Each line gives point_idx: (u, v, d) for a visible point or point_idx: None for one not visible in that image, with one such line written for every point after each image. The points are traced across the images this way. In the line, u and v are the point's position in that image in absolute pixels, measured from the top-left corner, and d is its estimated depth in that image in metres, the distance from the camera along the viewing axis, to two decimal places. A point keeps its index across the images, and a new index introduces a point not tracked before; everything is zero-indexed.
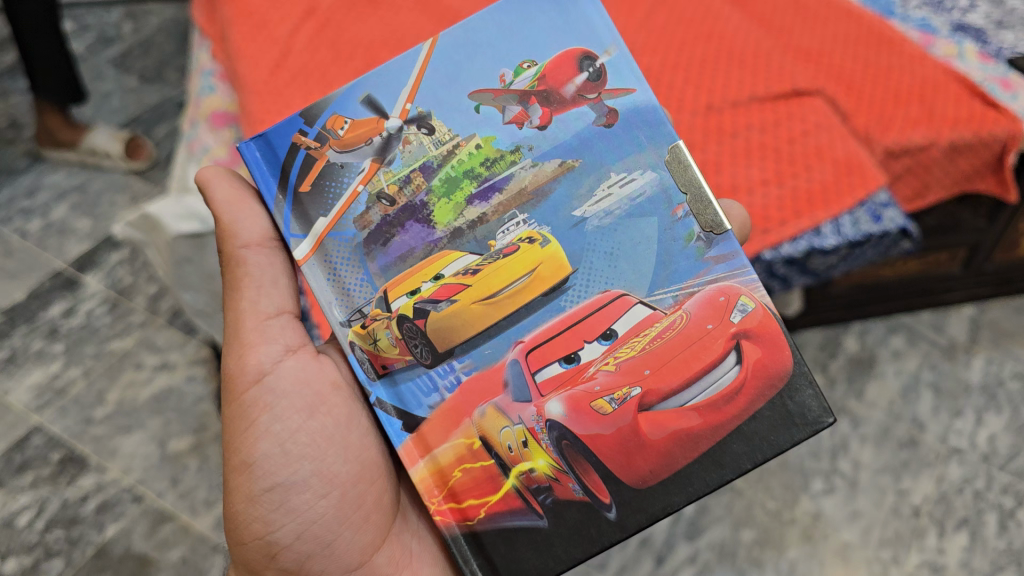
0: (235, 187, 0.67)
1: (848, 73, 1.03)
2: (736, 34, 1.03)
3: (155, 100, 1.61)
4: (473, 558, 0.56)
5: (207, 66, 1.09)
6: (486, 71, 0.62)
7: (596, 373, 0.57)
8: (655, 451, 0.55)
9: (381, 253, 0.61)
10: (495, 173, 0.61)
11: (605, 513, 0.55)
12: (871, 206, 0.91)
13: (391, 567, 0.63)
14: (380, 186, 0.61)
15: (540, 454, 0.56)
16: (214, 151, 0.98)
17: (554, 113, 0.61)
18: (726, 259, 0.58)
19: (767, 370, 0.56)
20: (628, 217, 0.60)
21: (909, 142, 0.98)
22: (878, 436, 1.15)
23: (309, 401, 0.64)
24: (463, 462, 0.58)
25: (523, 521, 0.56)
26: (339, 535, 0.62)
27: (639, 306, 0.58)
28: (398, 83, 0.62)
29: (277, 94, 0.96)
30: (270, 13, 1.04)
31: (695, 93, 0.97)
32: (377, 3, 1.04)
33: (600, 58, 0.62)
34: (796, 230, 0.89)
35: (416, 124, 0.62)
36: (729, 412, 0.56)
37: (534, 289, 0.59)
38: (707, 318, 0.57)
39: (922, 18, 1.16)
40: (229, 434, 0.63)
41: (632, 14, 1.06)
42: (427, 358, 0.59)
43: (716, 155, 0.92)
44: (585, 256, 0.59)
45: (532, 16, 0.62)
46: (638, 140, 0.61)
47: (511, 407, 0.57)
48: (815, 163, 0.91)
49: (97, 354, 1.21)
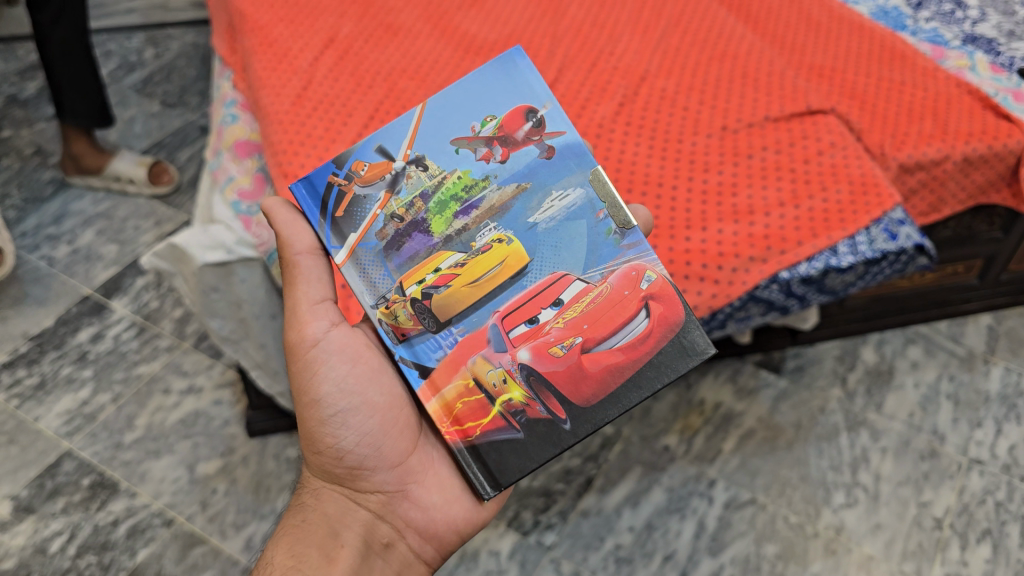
0: (288, 210, 0.71)
1: (858, 86, 1.13)
2: (749, 54, 1.06)
3: (176, 125, 1.62)
4: (473, 463, 0.61)
5: (228, 95, 1.10)
6: (459, 122, 0.68)
7: (551, 328, 0.62)
8: (595, 379, 0.60)
9: (395, 254, 0.66)
10: (472, 195, 0.66)
11: (562, 425, 0.60)
12: (888, 222, 0.89)
13: (419, 467, 0.69)
14: (392, 208, 0.67)
15: (515, 386, 0.61)
16: (238, 180, 0.98)
17: (511, 151, 0.67)
18: (634, 245, 0.63)
19: (666, 321, 0.61)
20: (565, 220, 0.64)
21: (923, 157, 1.04)
22: (898, 448, 1.16)
23: (354, 352, 0.70)
24: (463, 396, 0.63)
25: (505, 435, 0.61)
26: (383, 444, 0.69)
27: (576, 282, 0.63)
28: (400, 133, 0.68)
29: (299, 123, 0.96)
30: (292, 44, 1.06)
31: (709, 112, 0.99)
32: (395, 32, 1.09)
33: (540, 110, 0.67)
34: (813, 250, 0.86)
35: (415, 165, 0.67)
36: (643, 350, 0.61)
37: (501, 277, 0.64)
38: (624, 285, 0.62)
39: (933, 30, 1.28)
40: (296, 380, 0.70)
41: (646, 37, 1.09)
42: (432, 326, 0.64)
43: (733, 177, 0.92)
44: (535, 249, 0.64)
45: (490, 82, 0.69)
46: (568, 166, 0.66)
47: (494, 355, 0.62)
48: (831, 184, 0.90)
49: (125, 379, 1.22)
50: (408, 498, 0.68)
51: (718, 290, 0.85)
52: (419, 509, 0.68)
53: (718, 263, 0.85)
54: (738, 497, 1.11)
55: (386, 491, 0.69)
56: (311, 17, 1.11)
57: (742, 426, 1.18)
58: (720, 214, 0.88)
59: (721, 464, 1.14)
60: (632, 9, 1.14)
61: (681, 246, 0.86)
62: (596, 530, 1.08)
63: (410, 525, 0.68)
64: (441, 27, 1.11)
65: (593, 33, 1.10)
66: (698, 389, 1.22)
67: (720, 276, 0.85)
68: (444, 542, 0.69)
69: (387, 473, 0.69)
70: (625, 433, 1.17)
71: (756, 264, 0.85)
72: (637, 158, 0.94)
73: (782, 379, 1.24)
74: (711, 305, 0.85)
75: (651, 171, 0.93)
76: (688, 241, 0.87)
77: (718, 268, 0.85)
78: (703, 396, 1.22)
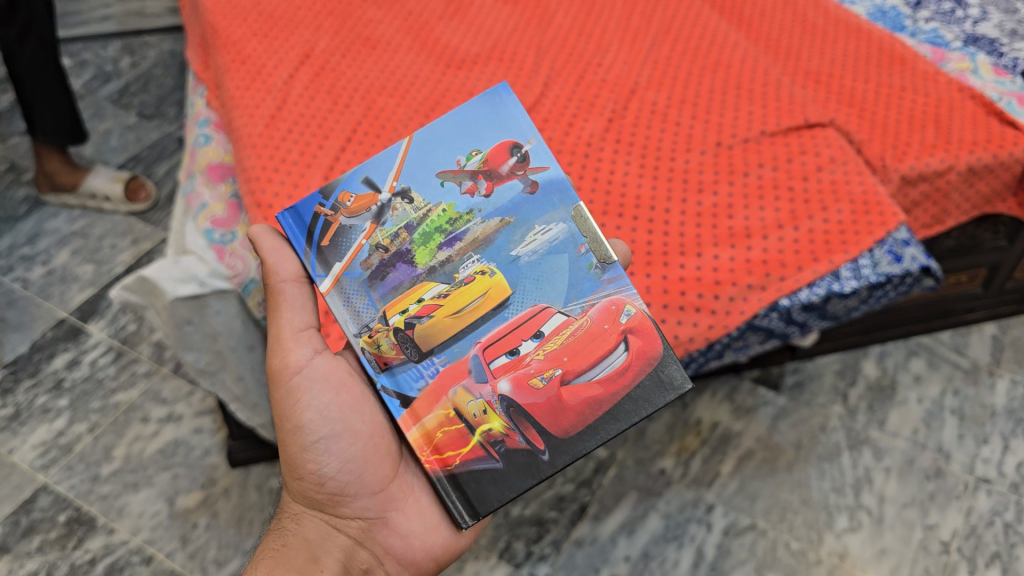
0: (275, 241, 0.69)
1: (859, 94, 1.09)
2: (742, 64, 1.02)
3: (154, 137, 1.58)
4: (452, 492, 0.62)
5: (201, 114, 1.06)
6: (445, 155, 0.69)
7: (531, 360, 0.62)
8: (573, 411, 0.61)
9: (379, 283, 0.66)
10: (456, 228, 0.67)
11: (540, 456, 0.60)
12: (892, 243, 0.84)
13: (400, 494, 0.68)
14: (378, 239, 0.67)
15: (495, 416, 0.62)
16: (212, 206, 0.94)
17: (495, 185, 0.67)
18: (614, 279, 0.64)
19: (645, 354, 0.61)
20: (547, 254, 0.65)
21: (927, 168, 1.00)
22: (902, 467, 1.13)
23: (338, 379, 0.69)
24: (443, 425, 0.63)
25: (484, 465, 0.61)
26: (365, 471, 0.68)
27: (557, 315, 0.63)
28: (387, 164, 0.69)
29: (272, 147, 0.91)
30: (266, 60, 1.02)
31: (702, 126, 0.94)
32: (374, 45, 1.05)
33: (525, 145, 0.68)
34: (814, 275, 0.82)
35: (401, 197, 0.68)
36: (621, 383, 0.61)
37: (483, 307, 0.64)
38: (603, 318, 0.63)
39: (933, 30, 1.24)
40: (278, 406, 0.69)
41: (635, 46, 1.05)
42: (414, 356, 0.64)
43: (729, 198, 0.87)
44: (518, 282, 0.64)
45: (476, 116, 0.70)
46: (551, 201, 0.67)
47: (475, 385, 0.63)
48: (831, 203, 0.86)
49: (102, 408, 1.17)
50: (388, 525, 0.68)
51: (715, 321, 0.80)
52: (399, 535, 0.68)
53: (715, 292, 0.81)
54: (737, 522, 1.07)
55: (367, 517, 0.68)
56: (287, 31, 1.06)
57: (741, 447, 1.14)
58: (716, 238, 0.84)
59: (719, 488, 1.10)
60: (619, 17, 1.10)
61: (676, 274, 0.81)
62: (591, 560, 1.04)
63: (389, 552, 0.68)
64: (421, 39, 1.07)
65: (580, 42, 1.06)
66: (694, 408, 1.18)
67: (717, 306, 0.80)
68: (422, 570, 0.68)
69: (368, 500, 0.68)
70: (619, 456, 1.13)
71: (754, 292, 0.81)
72: (628, 178, 0.90)
73: (781, 396, 1.20)
74: (707, 337, 0.81)
75: (643, 192, 0.89)
76: (683, 268, 0.82)
77: (714, 298, 0.81)
78: (700, 416, 1.18)
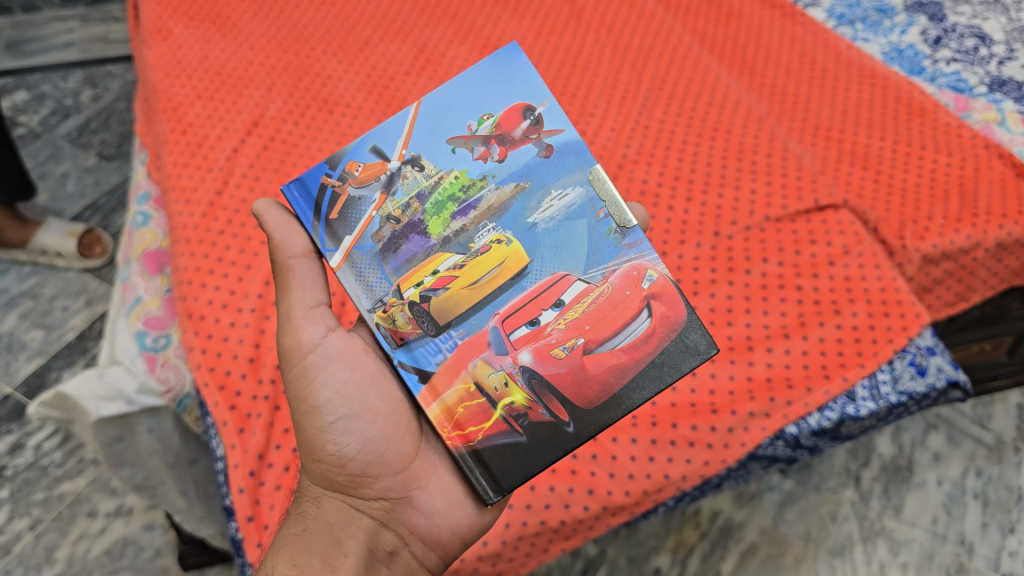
0: (281, 217, 0.62)
1: (874, 153, 0.98)
2: (743, 130, 0.91)
3: (115, 180, 1.47)
4: (475, 468, 0.53)
5: (142, 186, 0.95)
6: (454, 120, 0.59)
7: (552, 330, 0.55)
8: (598, 380, 0.54)
9: (392, 256, 0.57)
10: (470, 195, 0.58)
11: (565, 428, 0.53)
12: (914, 353, 0.74)
13: (421, 472, 0.61)
14: (388, 210, 0.58)
15: (517, 389, 0.54)
16: (148, 303, 0.84)
17: (509, 151, 0.59)
18: (635, 243, 0.56)
19: (668, 321, 0.54)
20: (565, 220, 0.57)
21: (951, 246, 0.89)
22: (920, 562, 1.03)
23: (353, 355, 0.61)
24: (464, 400, 0.55)
25: (508, 439, 0.54)
26: (387, 449, 0.60)
27: (578, 283, 0.56)
28: (397, 130, 0.59)
29: (209, 242, 0.80)
30: (210, 128, 0.91)
31: (698, 210, 0.84)
32: (330, 108, 0.94)
33: (538, 108, 0.59)
34: (825, 398, 0.71)
35: (411, 165, 0.59)
36: (645, 351, 0.54)
37: (500, 278, 0.56)
38: (624, 284, 0.55)
39: (955, 73, 1.12)
40: (291, 389, 0.61)
41: (624, 108, 0.94)
42: (431, 330, 0.56)
43: (728, 300, 0.77)
44: (535, 249, 0.56)
45: (485, 80, 0.61)
46: (566, 165, 0.58)
47: (495, 357, 0.55)
48: (845, 306, 0.76)
49: (46, 500, 1.08)
50: (411, 504, 0.61)
51: (711, 456, 0.69)
52: (424, 515, 0.61)
53: (710, 423, 0.70)
54: None
55: (390, 497, 0.60)
56: (236, 92, 0.95)
57: (743, 541, 1.04)
58: None
59: None
60: (607, 71, 0.99)
61: (666, 399, 0.71)
62: None
63: (414, 532, 0.61)
64: (385, 100, 0.95)
65: (562, 102, 0.95)
66: None
67: (713, 438, 0.69)
68: (448, 549, 0.61)
69: (390, 479, 0.60)
70: (610, 554, 1.04)
71: (756, 420, 0.70)
72: None
73: (788, 479, 1.10)
74: (703, 474, 0.69)
75: None
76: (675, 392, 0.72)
77: (710, 430, 0.70)
78: (699, 505, 1.08)
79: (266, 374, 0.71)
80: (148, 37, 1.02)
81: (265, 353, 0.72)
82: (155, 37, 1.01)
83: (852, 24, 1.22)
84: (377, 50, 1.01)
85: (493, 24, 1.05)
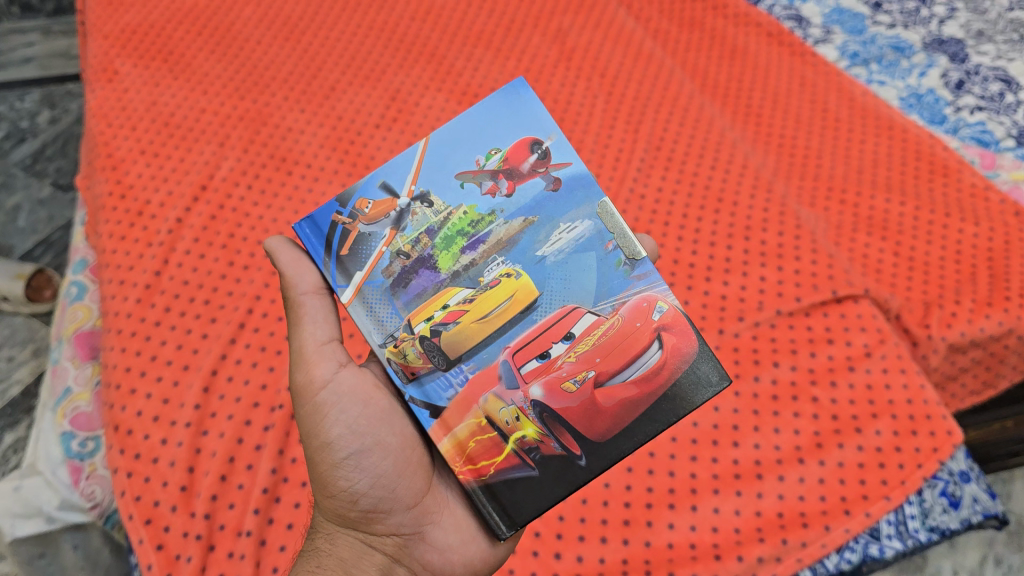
0: (292, 253, 0.56)
1: (894, 220, 0.87)
2: (750, 201, 0.81)
3: (67, 217, 1.28)
4: (488, 504, 0.48)
5: (78, 252, 0.85)
6: (461, 155, 0.52)
7: (562, 363, 0.48)
8: (609, 414, 0.48)
9: (402, 291, 0.50)
10: (479, 229, 0.50)
11: (577, 461, 0.48)
12: (947, 481, 0.65)
13: (434, 506, 0.55)
14: (398, 245, 0.51)
15: (529, 422, 0.48)
16: (76, 395, 0.74)
17: (518, 184, 0.51)
18: (645, 275, 0.49)
19: (678, 352, 0.48)
20: (574, 253, 0.50)
21: (981, 335, 0.78)
22: None
23: (365, 388, 0.54)
24: (476, 434, 0.48)
25: (521, 472, 0.48)
26: (400, 484, 0.53)
27: (588, 316, 0.49)
28: (405, 162, 0.52)
29: (144, 335, 0.71)
30: (152, 195, 0.81)
31: (700, 300, 0.75)
32: (288, 164, 0.85)
33: (545, 141, 0.52)
34: (843, 539, 0.62)
35: (420, 201, 0.51)
36: (656, 384, 0.48)
37: (511, 311, 0.49)
38: (634, 316, 0.48)
39: (979, 122, 0.97)
40: (301, 424, 0.54)
41: (618, 171, 0.85)
42: (442, 364, 0.49)
43: (734, 415, 0.68)
44: (546, 282, 0.49)
45: (488, 115, 0.53)
46: (574, 198, 0.51)
47: (507, 392, 0.48)
48: (868, 424, 0.66)
49: None
50: (424, 540, 0.54)
51: None
52: (437, 550, 0.54)
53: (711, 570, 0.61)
54: None
55: (402, 533, 0.54)
56: (185, 146, 0.85)
57: None
58: (715, 483, 0.65)
59: None
60: (599, 126, 0.89)
61: (662, 540, 0.62)
62: None
63: (427, 569, 0.54)
64: (351, 158, 0.86)
65: None
66: None
67: None
68: None
69: (403, 514, 0.54)
70: None
71: (765, 565, 0.61)
72: None
73: None
74: None
75: None
76: (671, 535, 0.63)
77: None
78: None
79: (199, 507, 0.62)
80: (92, 77, 0.92)
81: (200, 480, 0.64)
82: (99, 77, 0.91)
83: (867, 64, 1.05)
84: (344, 96, 0.91)
85: (474, 68, 0.94)
